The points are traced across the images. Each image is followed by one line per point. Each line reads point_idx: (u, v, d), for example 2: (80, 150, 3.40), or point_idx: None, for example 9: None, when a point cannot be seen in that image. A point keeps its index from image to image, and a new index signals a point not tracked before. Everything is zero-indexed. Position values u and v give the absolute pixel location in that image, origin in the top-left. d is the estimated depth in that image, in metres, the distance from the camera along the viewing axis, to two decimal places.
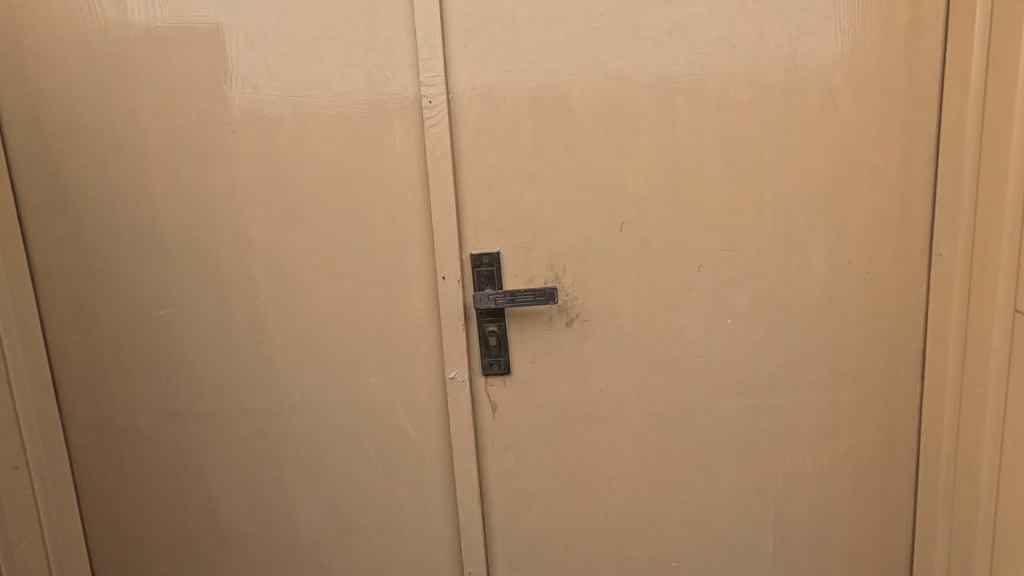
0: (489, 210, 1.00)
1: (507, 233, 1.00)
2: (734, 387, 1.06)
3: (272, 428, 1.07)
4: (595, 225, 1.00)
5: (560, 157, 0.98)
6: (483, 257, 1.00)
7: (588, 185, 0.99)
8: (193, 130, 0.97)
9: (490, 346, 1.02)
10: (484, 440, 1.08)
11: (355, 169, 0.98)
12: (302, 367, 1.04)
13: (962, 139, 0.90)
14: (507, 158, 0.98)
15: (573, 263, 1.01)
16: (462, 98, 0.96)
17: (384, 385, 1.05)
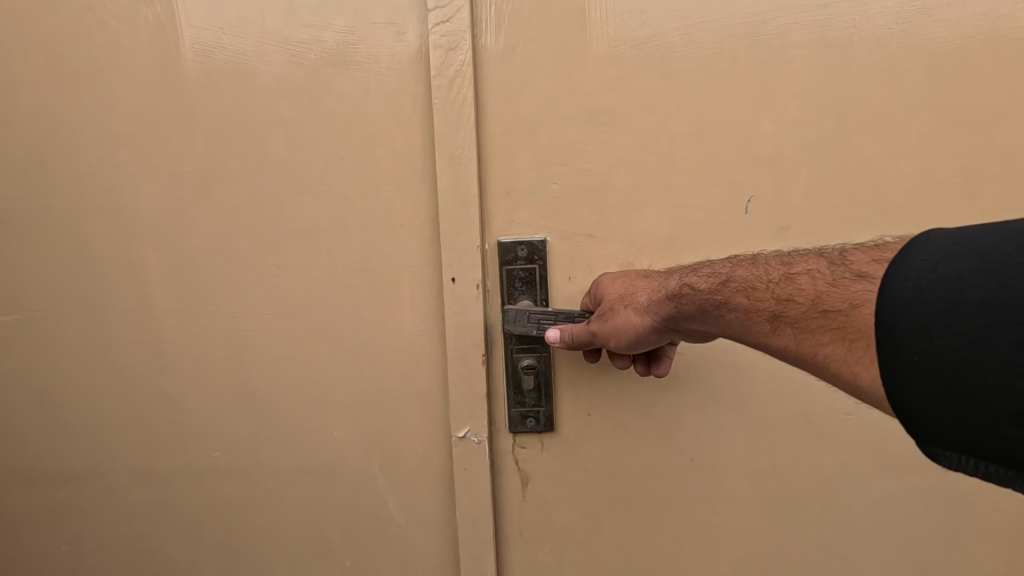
0: (530, 172, 0.61)
1: (558, 211, 0.62)
2: (899, 459, 0.67)
3: (175, 502, 0.68)
4: (702, 201, 0.61)
5: (650, 88, 0.60)
6: (520, 250, 0.63)
7: (695, 135, 0.60)
8: (47, 22, 0.59)
9: (522, 390, 0.66)
10: (507, 527, 0.70)
11: (310, 96, 0.59)
12: (222, 410, 0.66)
13: None
14: (562, 85, 0.60)
15: (661, 263, 0.63)
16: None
17: (354, 444, 0.66)
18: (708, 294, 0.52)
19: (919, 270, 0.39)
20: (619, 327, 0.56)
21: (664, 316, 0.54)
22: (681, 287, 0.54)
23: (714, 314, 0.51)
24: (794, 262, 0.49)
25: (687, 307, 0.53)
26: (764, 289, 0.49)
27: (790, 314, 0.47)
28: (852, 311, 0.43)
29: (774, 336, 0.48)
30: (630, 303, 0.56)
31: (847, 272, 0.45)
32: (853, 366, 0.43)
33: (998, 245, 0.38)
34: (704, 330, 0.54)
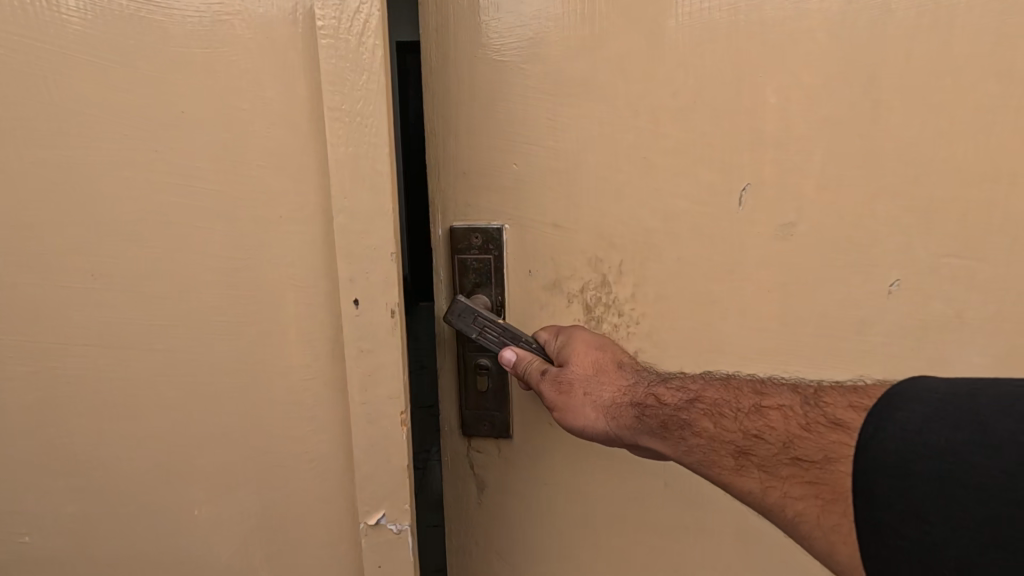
0: (489, 149, 0.54)
1: (519, 195, 0.54)
2: None
3: (10, 551, 0.53)
4: (688, 189, 0.51)
5: (629, 48, 0.50)
6: (474, 237, 0.56)
7: (682, 108, 0.50)
8: None
9: (477, 393, 0.60)
10: (464, 534, 0.66)
11: (164, 26, 0.44)
12: (61, 448, 0.51)
13: None
14: (524, 46, 0.51)
15: (635, 261, 0.54)
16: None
17: (231, 493, 0.52)
18: (675, 411, 0.46)
19: (902, 430, 0.34)
20: (574, 422, 0.49)
21: (624, 423, 0.48)
22: (646, 396, 0.48)
23: (678, 435, 0.46)
24: (766, 392, 0.44)
25: (650, 420, 0.47)
26: (733, 419, 0.44)
27: (758, 454, 0.42)
28: (826, 465, 0.38)
29: (738, 475, 0.42)
30: (591, 393, 0.49)
31: (820, 418, 0.40)
32: (826, 531, 0.37)
33: (1000, 422, 0.32)
34: (663, 450, 0.47)
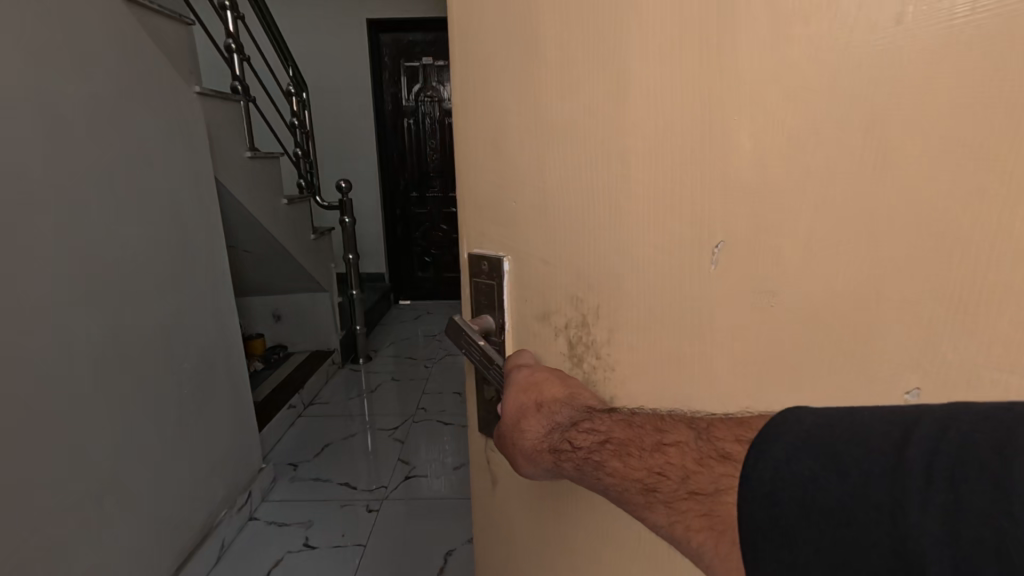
0: (506, 209, 0.72)
1: (522, 231, 0.72)
2: None
3: None
4: (660, 237, 0.60)
5: (604, 122, 0.61)
6: (484, 265, 0.76)
7: (647, 171, 0.59)
8: None
9: (488, 399, 0.82)
10: (480, 496, 0.89)
11: None
12: None
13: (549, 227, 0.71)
14: (524, 121, 0.67)
15: (603, 296, 0.67)
16: (467, 45, 0.70)
17: None
18: (588, 454, 0.56)
19: (773, 468, 0.43)
20: (524, 468, 0.65)
21: (551, 462, 0.61)
22: (564, 442, 0.59)
23: (593, 473, 0.56)
24: (665, 430, 0.52)
25: (568, 462, 0.59)
26: (639, 459, 0.51)
27: (660, 490, 0.50)
28: (716, 494, 0.47)
29: (649, 508, 0.51)
30: (515, 443, 0.65)
31: (713, 454, 0.48)
32: (722, 554, 0.46)
33: (860, 453, 0.41)
34: (593, 485, 0.57)
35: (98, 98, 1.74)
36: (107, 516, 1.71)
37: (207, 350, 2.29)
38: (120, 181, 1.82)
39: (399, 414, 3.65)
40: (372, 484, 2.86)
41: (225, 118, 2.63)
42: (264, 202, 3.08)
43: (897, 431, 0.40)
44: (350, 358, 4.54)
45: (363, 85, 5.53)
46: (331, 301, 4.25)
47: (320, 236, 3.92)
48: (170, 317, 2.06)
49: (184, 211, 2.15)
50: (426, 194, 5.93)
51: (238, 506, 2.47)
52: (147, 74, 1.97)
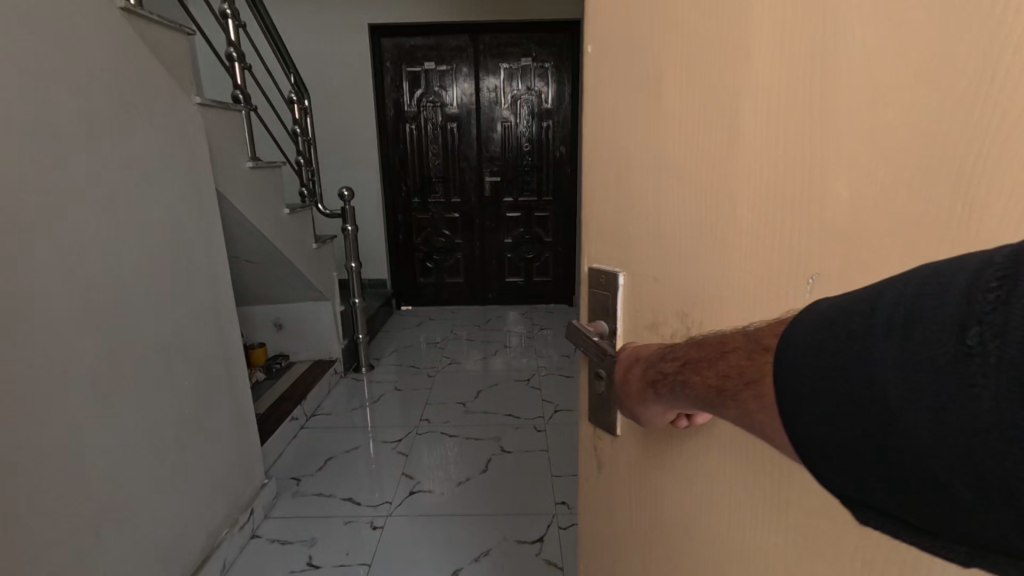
0: (628, 234, 0.83)
1: (634, 254, 0.82)
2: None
3: None
4: (757, 267, 0.64)
5: (707, 163, 0.68)
6: (602, 277, 0.89)
7: (748, 209, 0.63)
8: None
9: (597, 393, 0.96)
10: (599, 451, 1.03)
11: None
12: None
13: (654, 253, 0.78)
14: (639, 160, 0.77)
15: (706, 315, 0.72)
16: (599, 95, 0.82)
17: None
18: (673, 379, 0.64)
19: (800, 348, 0.47)
20: (635, 412, 0.75)
21: (653, 397, 0.70)
22: (656, 378, 0.68)
23: (679, 394, 0.63)
24: (726, 340, 0.57)
25: (664, 387, 0.66)
26: (712, 362, 0.57)
27: (725, 391, 0.55)
28: (763, 382, 0.51)
29: (720, 410, 0.57)
30: (627, 396, 0.76)
31: (758, 349, 0.53)
32: (778, 437, 0.51)
33: (858, 327, 0.43)
34: (681, 402, 0.64)
35: (94, 111, 1.69)
36: (104, 542, 1.69)
37: (207, 363, 2.26)
38: (120, 200, 1.79)
39: (404, 424, 3.61)
40: (374, 500, 2.81)
41: (227, 127, 2.60)
42: (267, 210, 3.04)
43: (894, 301, 0.41)
44: (352, 366, 4.50)
45: (361, 86, 5.44)
46: (334, 309, 4.20)
47: (322, 243, 3.87)
48: (169, 333, 2.03)
49: (185, 229, 2.11)
50: (427, 198, 5.94)
51: (240, 524, 2.45)
52: (150, 88, 1.95)
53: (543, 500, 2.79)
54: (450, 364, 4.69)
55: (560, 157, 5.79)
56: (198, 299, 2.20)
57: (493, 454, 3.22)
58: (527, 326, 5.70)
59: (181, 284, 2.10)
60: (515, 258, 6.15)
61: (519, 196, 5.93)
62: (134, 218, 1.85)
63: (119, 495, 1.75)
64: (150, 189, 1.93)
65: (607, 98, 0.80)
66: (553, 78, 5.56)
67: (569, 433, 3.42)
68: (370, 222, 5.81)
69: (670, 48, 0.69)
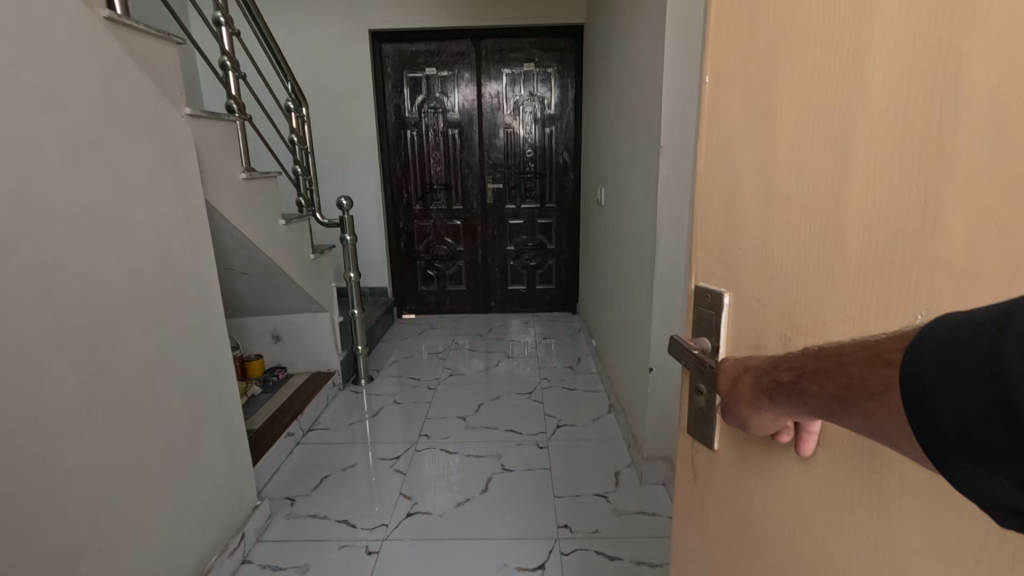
0: (739, 259, 0.91)
1: (743, 275, 0.90)
2: None
3: None
4: (860, 300, 0.69)
5: (817, 199, 0.74)
6: (710, 296, 0.98)
7: (857, 243, 0.68)
8: None
9: (699, 407, 1.00)
10: (694, 451, 1.09)
11: None
12: None
13: (763, 276, 0.86)
14: (752, 192, 0.86)
15: (809, 336, 0.78)
16: (720, 135, 0.92)
17: None
18: (788, 385, 0.67)
19: (931, 360, 0.49)
20: (742, 415, 0.80)
21: (767, 405, 0.73)
22: (770, 384, 0.72)
23: (796, 400, 0.66)
24: (845, 353, 0.59)
25: (779, 395, 0.70)
26: (828, 377, 0.60)
27: (850, 400, 0.58)
28: (891, 394, 0.54)
29: (843, 417, 0.59)
30: (734, 400, 0.81)
31: (881, 362, 0.55)
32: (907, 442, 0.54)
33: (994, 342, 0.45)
34: (797, 409, 0.67)
35: (74, 127, 1.60)
36: None
37: (197, 385, 2.16)
38: (103, 219, 1.70)
39: (404, 439, 3.53)
40: (371, 522, 2.72)
41: (220, 139, 2.53)
42: (261, 222, 2.96)
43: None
44: (351, 377, 4.42)
45: (359, 92, 5.35)
46: (332, 320, 4.11)
47: (319, 254, 3.79)
48: (156, 354, 1.93)
49: (173, 247, 2.04)
50: (429, 205, 5.86)
51: (230, 550, 2.35)
52: (138, 101, 1.88)
53: (545, 523, 2.69)
54: (451, 375, 4.59)
55: (564, 163, 5.71)
56: (189, 320, 2.13)
57: (493, 473, 3.12)
58: (529, 335, 5.61)
59: (167, 301, 2.00)
60: (518, 265, 6.07)
61: (521, 203, 5.86)
62: (121, 236, 1.77)
63: (103, 525, 1.67)
64: (135, 205, 1.85)
65: (727, 136, 0.90)
66: (555, 83, 5.48)
67: (572, 449, 3.32)
68: (370, 229, 5.72)
69: (787, 97, 0.77)
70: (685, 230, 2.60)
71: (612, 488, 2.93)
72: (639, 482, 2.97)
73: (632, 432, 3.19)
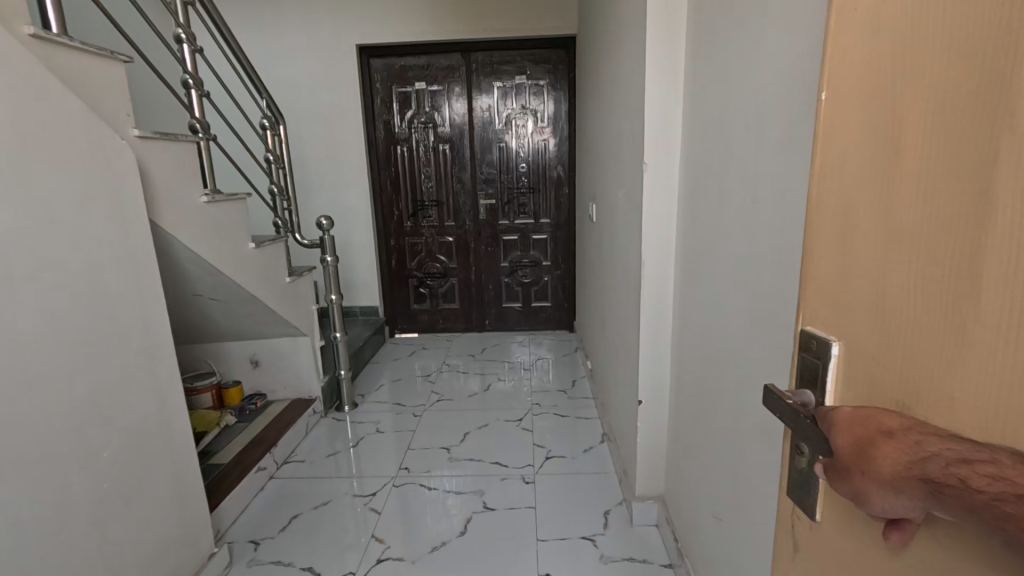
0: (846, 301, 0.69)
1: (844, 321, 0.69)
2: None
3: None
4: (1012, 374, 0.48)
5: (945, 229, 0.54)
6: (814, 343, 0.75)
7: (1006, 295, 0.48)
8: None
9: (800, 469, 0.79)
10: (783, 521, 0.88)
11: None
12: None
13: (868, 324, 0.65)
14: (854, 217, 0.65)
15: (931, 414, 0.56)
16: (821, 141, 0.71)
17: None
18: (987, 500, 0.47)
19: None
20: (867, 497, 0.59)
21: (922, 494, 0.54)
22: (948, 476, 0.51)
23: (998, 525, 0.46)
24: None
25: (952, 498, 0.51)
26: None
27: None
28: None
29: None
30: (860, 475, 0.59)
31: None
32: None
33: None
34: (998, 538, 0.47)
35: None
36: None
37: (137, 428, 2.00)
38: (19, 258, 1.55)
39: (383, 472, 3.33)
40: (335, 571, 2.51)
41: (176, 162, 2.39)
42: (227, 246, 2.81)
43: None
44: (334, 404, 4.24)
45: (344, 109, 5.24)
46: (314, 344, 3.95)
47: (296, 277, 3.63)
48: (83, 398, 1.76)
49: (109, 282, 1.88)
50: (420, 221, 5.71)
51: None
52: (66, 123, 1.74)
53: (525, 569, 2.48)
54: (438, 400, 4.37)
55: (559, 177, 5.53)
56: (128, 358, 1.97)
57: (473, 512, 2.90)
58: (524, 355, 5.40)
59: (101, 340, 1.84)
60: (512, 282, 5.89)
61: (515, 219, 5.69)
62: (42, 274, 1.62)
63: None
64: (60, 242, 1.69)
65: (835, 143, 0.68)
66: (549, 95, 5.33)
67: (560, 485, 3.11)
68: (361, 247, 5.58)
69: (916, 92, 0.56)
70: (672, 253, 2.40)
71: (600, 531, 2.71)
72: (629, 523, 2.75)
73: (623, 467, 2.97)
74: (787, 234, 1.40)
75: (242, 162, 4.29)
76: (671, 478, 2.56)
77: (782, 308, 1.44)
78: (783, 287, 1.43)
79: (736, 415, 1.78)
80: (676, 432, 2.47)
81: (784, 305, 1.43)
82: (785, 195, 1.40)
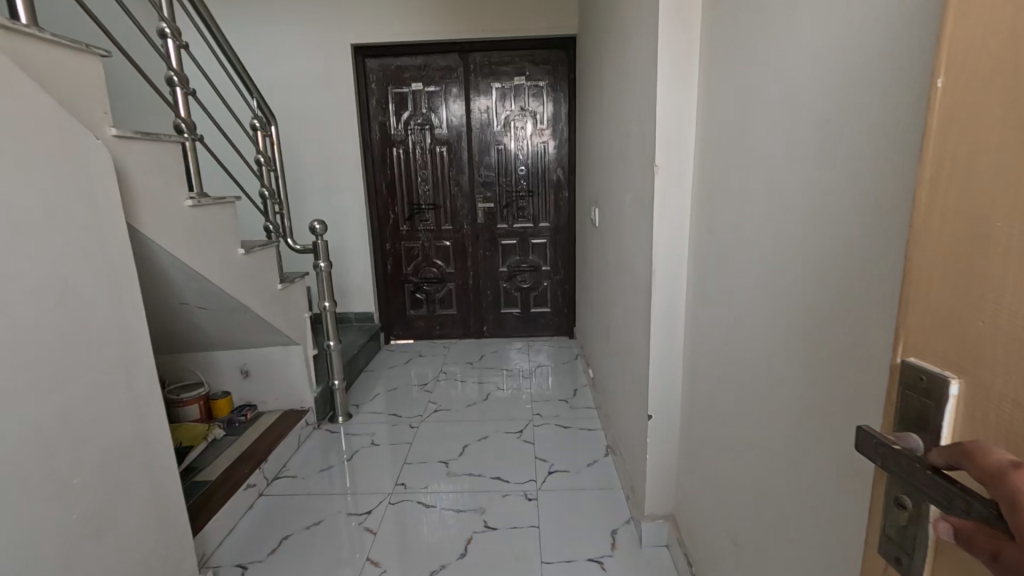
0: (973, 331, 0.59)
1: (968, 356, 0.59)
2: None
3: None
4: None
5: None
6: (921, 379, 0.64)
7: None
8: None
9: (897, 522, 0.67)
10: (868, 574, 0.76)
11: None
12: None
13: (1010, 362, 0.55)
14: (991, 236, 0.55)
15: None
16: (933, 146, 0.61)
17: None
18: None
19: None
20: None
21: None
22: None
23: None
24: None
25: None
26: None
27: None
28: None
29: None
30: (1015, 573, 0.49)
31: None
32: None
33: None
34: None
35: None
36: None
37: (113, 451, 1.85)
38: None
39: (380, 488, 3.19)
40: None
41: (158, 163, 2.24)
42: (214, 252, 2.67)
43: None
44: (328, 415, 4.09)
45: (338, 109, 5.09)
46: (306, 353, 3.80)
47: (288, 283, 3.49)
48: (52, 420, 1.60)
49: (82, 293, 1.73)
50: (417, 225, 5.58)
51: None
52: (34, 120, 1.59)
53: None
54: (435, 410, 4.23)
55: (558, 180, 5.42)
56: (103, 375, 1.82)
57: (474, 532, 2.76)
58: (523, 362, 5.27)
59: (72, 357, 1.69)
60: (511, 287, 5.77)
61: (514, 223, 5.57)
62: (6, 285, 1.47)
63: None
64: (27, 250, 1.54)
65: (954, 144, 0.58)
66: (548, 97, 5.22)
67: (565, 503, 2.97)
68: (356, 252, 5.44)
69: None
70: (684, 261, 2.28)
71: (608, 552, 2.57)
72: (639, 543, 2.62)
73: (630, 483, 2.84)
74: (820, 242, 1.28)
75: (232, 164, 4.14)
76: (682, 497, 2.43)
77: (813, 322, 1.31)
78: (815, 300, 1.31)
79: (758, 435, 1.66)
80: (688, 449, 2.34)
81: (816, 319, 1.30)
82: (816, 199, 1.27)
